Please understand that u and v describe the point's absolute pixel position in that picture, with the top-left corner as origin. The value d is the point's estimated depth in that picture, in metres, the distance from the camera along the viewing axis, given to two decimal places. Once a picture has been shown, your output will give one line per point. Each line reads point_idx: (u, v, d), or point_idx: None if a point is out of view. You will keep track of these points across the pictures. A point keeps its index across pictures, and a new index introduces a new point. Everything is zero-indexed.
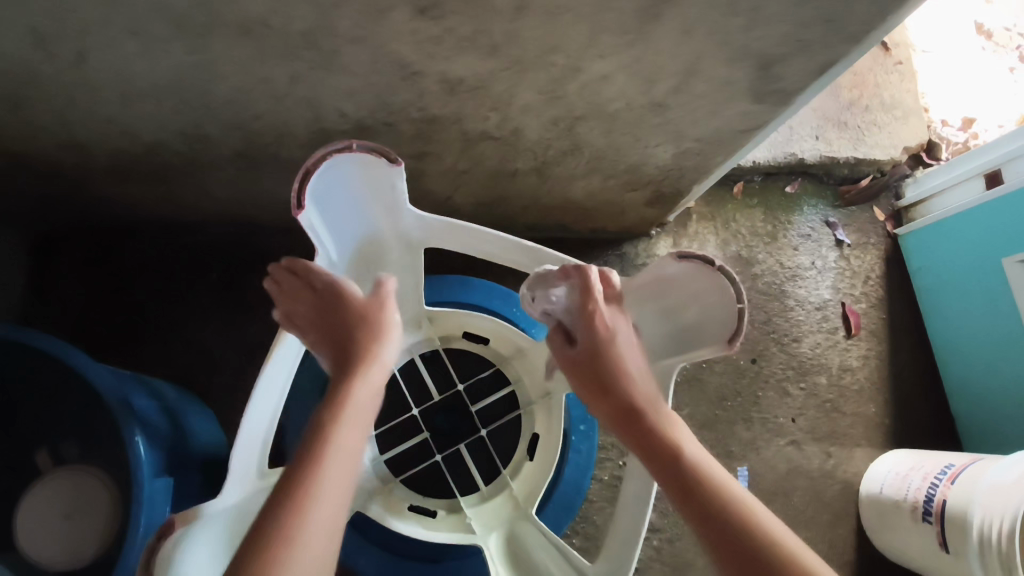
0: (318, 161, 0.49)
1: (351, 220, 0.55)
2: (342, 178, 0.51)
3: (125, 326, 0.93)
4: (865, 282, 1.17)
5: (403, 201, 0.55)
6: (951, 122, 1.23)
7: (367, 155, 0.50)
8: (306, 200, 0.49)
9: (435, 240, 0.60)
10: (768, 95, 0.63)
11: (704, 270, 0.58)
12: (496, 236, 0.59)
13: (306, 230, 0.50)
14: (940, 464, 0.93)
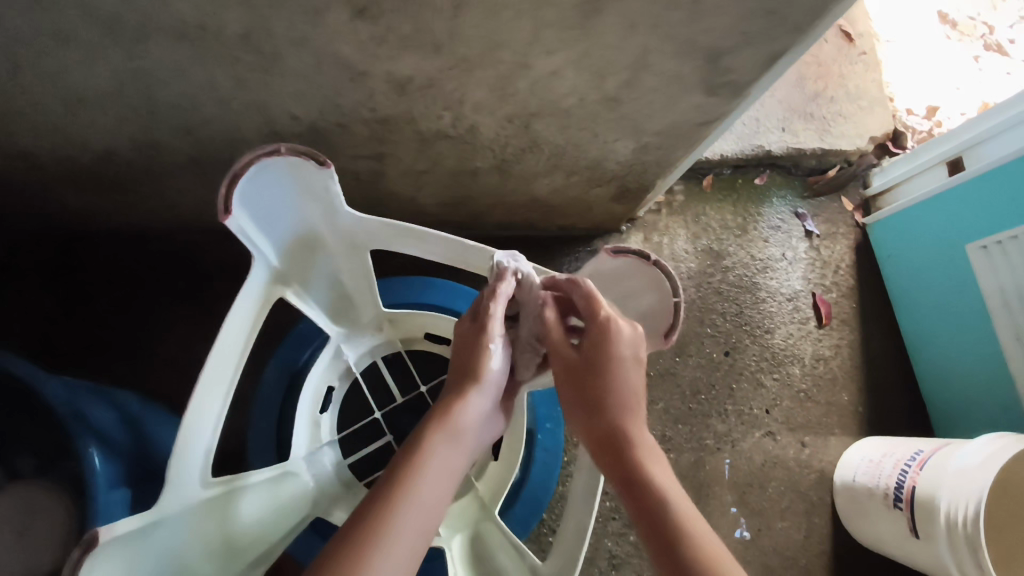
0: (244, 165, 0.45)
1: (287, 222, 0.52)
2: (275, 182, 0.48)
3: (84, 337, 0.91)
4: (836, 271, 1.18)
5: (341, 203, 0.53)
6: (916, 111, 1.24)
7: (298, 158, 0.47)
8: (236, 206, 0.46)
9: (378, 243, 0.59)
10: (720, 87, 0.63)
11: (641, 264, 0.61)
12: (445, 238, 0.58)
13: (237, 237, 0.47)
14: (910, 451, 0.94)
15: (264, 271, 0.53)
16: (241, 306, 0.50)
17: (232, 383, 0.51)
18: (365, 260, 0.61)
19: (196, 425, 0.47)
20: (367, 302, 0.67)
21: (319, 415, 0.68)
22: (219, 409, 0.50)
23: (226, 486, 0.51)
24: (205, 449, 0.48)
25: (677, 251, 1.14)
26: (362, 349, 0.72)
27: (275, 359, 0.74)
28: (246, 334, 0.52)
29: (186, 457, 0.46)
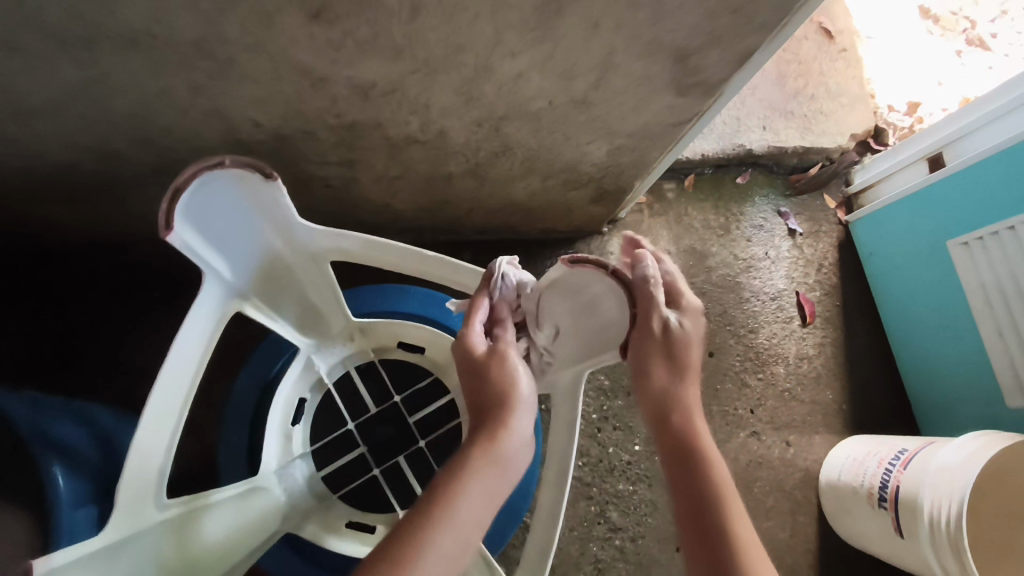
0: (188, 179, 0.44)
1: (239, 237, 0.51)
2: (221, 195, 0.47)
3: (55, 350, 0.90)
4: (819, 270, 1.17)
5: (294, 215, 0.52)
6: (898, 107, 1.24)
7: (243, 170, 0.46)
8: (178, 220, 0.45)
9: (339, 254, 0.58)
10: (690, 87, 0.62)
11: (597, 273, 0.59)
12: (399, 247, 0.58)
13: (182, 252, 0.46)
14: (895, 449, 0.93)
15: (218, 287, 0.52)
16: (191, 321, 0.50)
17: (186, 402, 0.51)
18: (327, 271, 0.60)
19: (146, 445, 0.47)
20: (335, 311, 0.67)
21: (290, 428, 0.70)
22: (173, 428, 0.50)
23: (185, 505, 0.50)
24: (157, 469, 0.48)
25: (659, 252, 1.13)
26: (333, 360, 0.73)
27: (245, 372, 0.74)
28: (199, 350, 0.52)
29: (136, 478, 0.46)
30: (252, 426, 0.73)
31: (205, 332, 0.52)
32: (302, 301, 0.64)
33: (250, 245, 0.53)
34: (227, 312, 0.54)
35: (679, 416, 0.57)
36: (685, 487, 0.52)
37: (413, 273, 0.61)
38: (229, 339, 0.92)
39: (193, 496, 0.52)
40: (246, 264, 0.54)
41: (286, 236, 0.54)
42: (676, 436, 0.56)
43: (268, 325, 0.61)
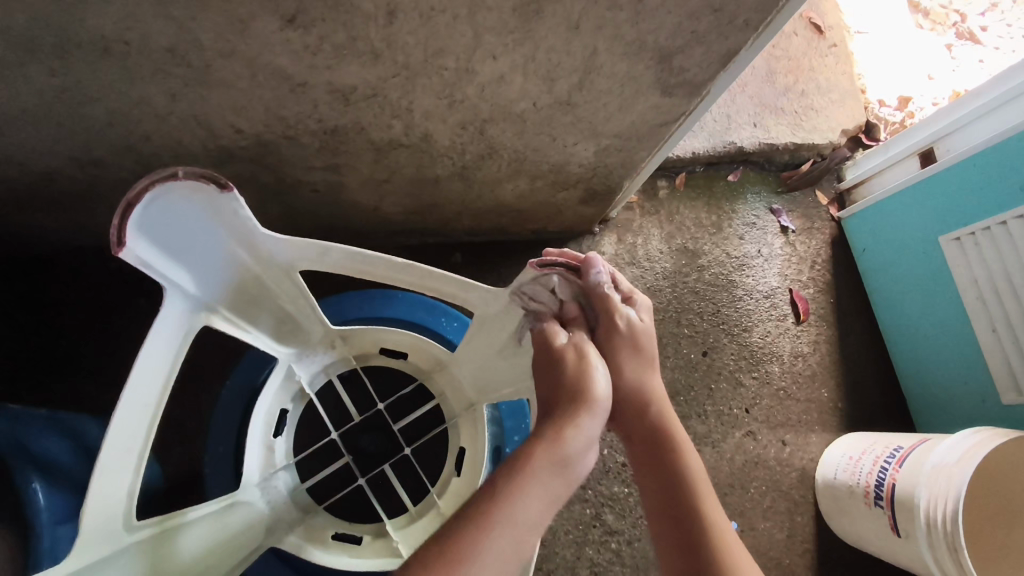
0: (139, 193, 0.43)
1: (201, 247, 0.50)
2: (178, 210, 0.46)
3: (41, 360, 0.89)
4: (812, 267, 1.17)
5: (255, 225, 0.50)
6: (889, 102, 1.23)
7: (197, 184, 0.45)
8: (131, 237, 0.44)
9: (307, 263, 0.56)
10: (675, 87, 0.62)
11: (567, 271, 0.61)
12: (367, 256, 0.54)
13: (137, 267, 0.46)
14: (890, 447, 0.93)
15: (181, 299, 0.52)
16: (154, 335, 0.50)
17: (154, 417, 0.51)
18: (296, 278, 0.59)
19: (113, 468, 0.47)
20: (307, 315, 0.66)
21: (272, 439, 0.70)
22: (141, 447, 0.50)
23: (157, 526, 0.51)
24: (126, 491, 0.48)
25: (651, 251, 1.12)
26: (314, 369, 0.73)
27: (232, 382, 0.74)
28: (166, 363, 0.52)
29: (105, 503, 0.46)
30: (238, 435, 0.73)
31: (170, 344, 0.52)
32: (279, 308, 0.63)
33: (214, 256, 0.52)
34: (194, 322, 0.54)
35: (656, 409, 0.62)
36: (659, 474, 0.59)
37: (389, 282, 0.57)
38: (218, 347, 0.91)
39: (164, 516, 0.53)
40: (211, 275, 0.53)
41: (250, 246, 0.53)
42: (652, 426, 0.62)
43: (240, 333, 0.61)
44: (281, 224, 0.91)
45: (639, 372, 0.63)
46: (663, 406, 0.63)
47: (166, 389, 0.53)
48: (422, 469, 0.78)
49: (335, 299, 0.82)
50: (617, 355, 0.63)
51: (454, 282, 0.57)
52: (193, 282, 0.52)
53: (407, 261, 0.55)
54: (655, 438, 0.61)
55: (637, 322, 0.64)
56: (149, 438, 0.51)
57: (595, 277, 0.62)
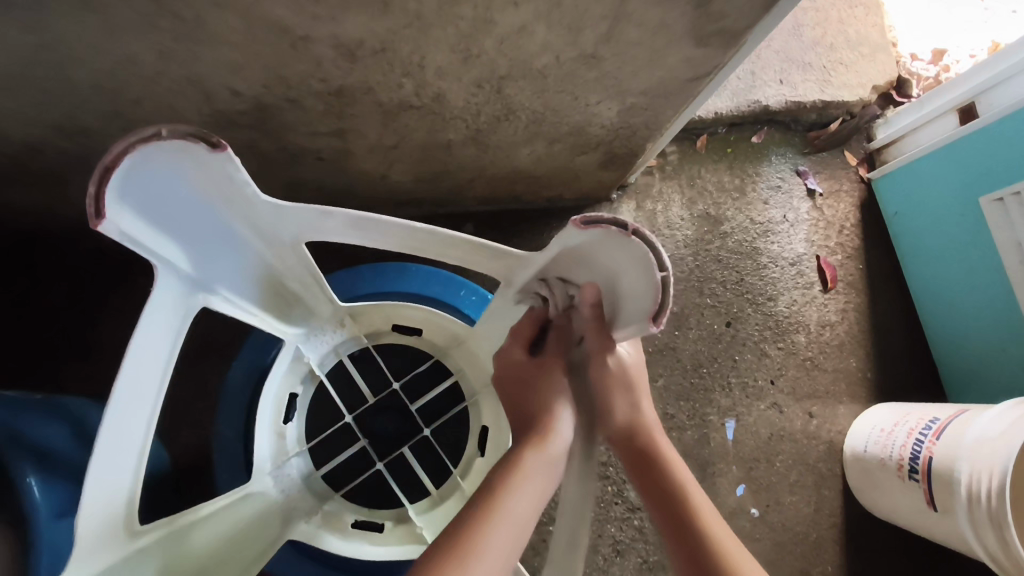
0: (117, 157, 0.38)
1: (191, 217, 0.46)
2: (163, 174, 0.41)
3: (42, 343, 0.86)
4: (840, 232, 1.11)
5: (254, 191, 0.45)
6: (922, 55, 1.16)
7: (187, 144, 0.40)
8: (109, 208, 0.39)
9: (314, 234, 0.51)
10: (710, 36, 0.56)
11: (616, 234, 0.44)
12: (376, 221, 0.48)
13: (118, 242, 0.41)
14: (925, 419, 0.89)
15: (172, 277, 0.47)
16: (147, 318, 0.45)
17: (151, 410, 0.48)
18: (301, 250, 0.54)
19: (114, 466, 0.44)
20: (314, 291, 0.62)
21: (283, 425, 0.67)
22: (140, 444, 0.47)
23: (166, 527, 0.48)
24: (125, 496, 0.45)
25: (672, 219, 1.08)
26: (323, 350, 0.69)
27: (239, 361, 0.71)
28: (162, 347, 0.48)
29: (103, 507, 0.42)
30: (247, 418, 0.70)
31: (165, 328, 0.48)
32: (284, 282, 0.59)
33: (209, 227, 0.47)
34: (187, 303, 0.50)
35: (646, 441, 0.62)
36: (665, 505, 0.58)
37: (404, 250, 0.53)
38: (225, 325, 0.88)
39: (174, 515, 0.49)
40: (206, 250, 0.49)
41: (247, 214, 0.48)
42: (644, 457, 0.61)
43: (242, 313, 0.56)
44: (283, 195, 0.86)
45: (628, 408, 0.62)
46: (655, 438, 0.62)
47: (163, 378, 0.49)
48: (442, 450, 0.74)
49: (344, 272, 0.79)
50: (611, 394, 0.61)
51: (479, 250, 0.52)
52: (184, 257, 0.48)
53: (423, 226, 0.49)
54: (650, 470, 0.61)
55: (627, 358, 0.63)
56: (147, 436, 0.47)
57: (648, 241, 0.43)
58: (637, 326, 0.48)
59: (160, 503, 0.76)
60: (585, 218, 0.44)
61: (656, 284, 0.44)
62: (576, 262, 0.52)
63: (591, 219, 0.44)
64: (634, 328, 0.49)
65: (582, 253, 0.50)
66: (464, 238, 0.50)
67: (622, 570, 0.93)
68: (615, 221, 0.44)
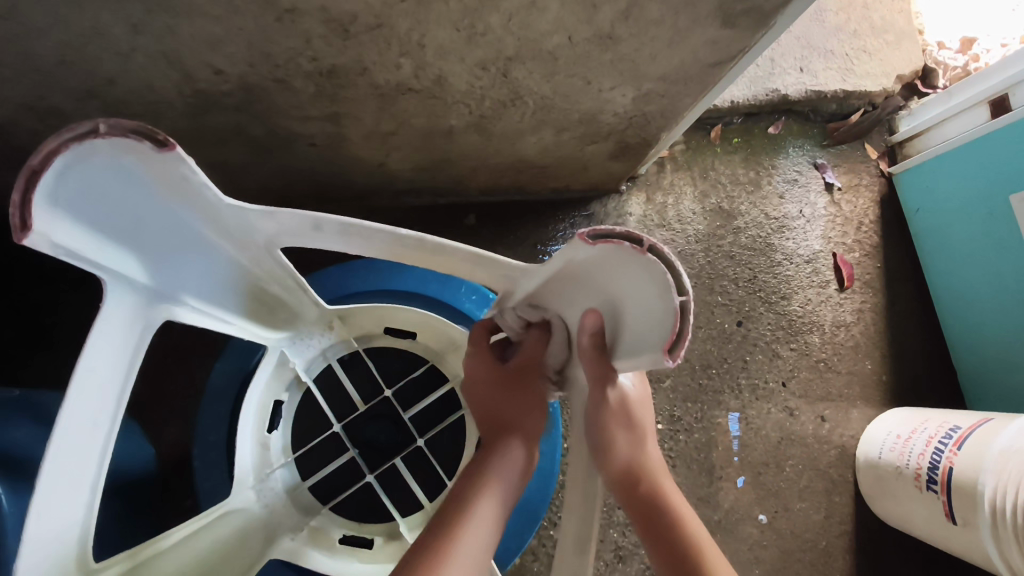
0: (47, 157, 0.35)
1: (144, 223, 0.42)
2: (104, 176, 0.38)
3: (31, 335, 0.84)
4: (858, 229, 1.07)
5: (213, 192, 0.41)
6: (949, 44, 1.10)
7: (127, 140, 0.36)
8: (40, 218, 0.35)
9: (290, 239, 0.47)
10: (739, 16, 0.51)
11: (632, 252, 0.40)
12: (359, 226, 0.44)
13: (53, 256, 0.37)
14: (944, 426, 0.84)
15: (129, 292, 0.44)
16: (98, 337, 0.41)
17: (108, 439, 0.43)
18: (279, 255, 0.50)
19: (64, 499, 0.40)
20: (297, 295, 0.58)
21: (266, 435, 0.65)
22: (94, 476, 0.43)
23: (125, 563, 0.44)
24: (77, 530, 0.41)
25: (683, 212, 1.03)
26: (311, 354, 0.66)
27: (221, 367, 0.70)
28: (122, 362, 0.44)
29: (48, 548, 0.39)
30: (231, 425, 0.69)
31: (122, 347, 0.44)
32: (264, 288, 0.55)
33: (167, 235, 0.44)
34: (150, 315, 0.46)
35: (647, 485, 0.57)
36: (670, 554, 0.53)
37: (391, 256, 0.48)
38: None
39: (137, 547, 0.46)
40: (167, 258, 0.45)
41: (211, 219, 0.44)
42: (644, 501, 0.56)
43: (216, 322, 0.53)
44: (275, 181, 0.82)
45: (628, 447, 0.57)
46: (657, 481, 0.58)
47: (121, 402, 0.45)
48: (437, 461, 0.71)
49: (337, 268, 0.75)
50: (612, 429, 0.56)
51: (476, 258, 0.47)
52: (140, 269, 0.44)
53: (412, 231, 0.45)
54: (654, 515, 0.55)
55: (628, 390, 0.59)
56: (105, 462, 0.43)
57: (661, 255, 0.39)
58: (647, 359, 0.42)
59: (141, 505, 0.73)
60: (595, 229, 0.41)
61: (673, 309, 0.39)
62: (583, 280, 0.48)
63: (600, 232, 0.41)
64: (641, 359, 0.43)
65: (590, 270, 0.46)
66: (454, 245, 0.45)
67: None
68: (627, 236, 0.40)
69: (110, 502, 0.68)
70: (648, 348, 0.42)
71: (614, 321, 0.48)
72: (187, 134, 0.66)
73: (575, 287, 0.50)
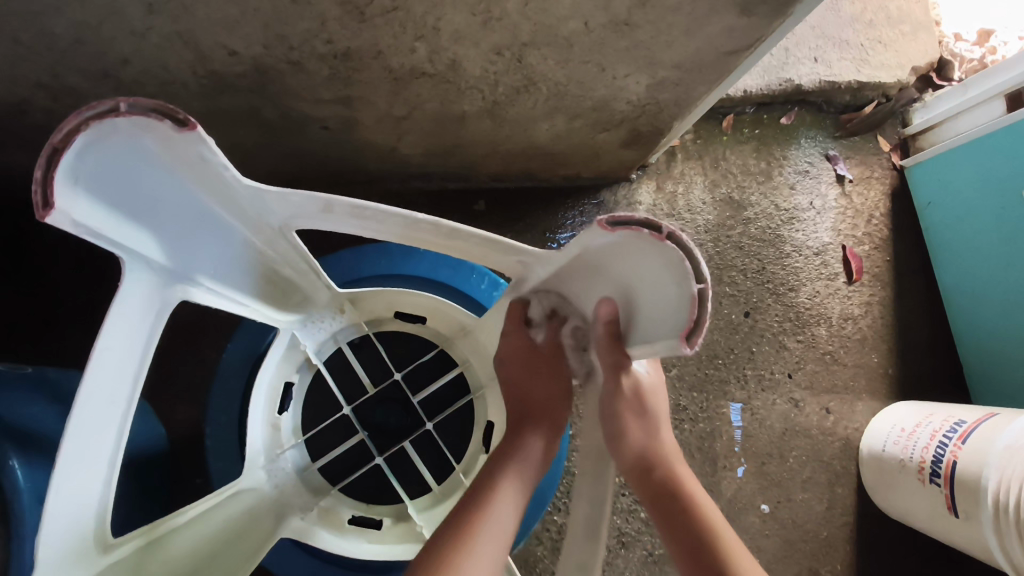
0: (69, 135, 0.35)
1: (162, 204, 0.42)
2: (124, 155, 0.38)
3: (44, 313, 0.85)
4: (869, 221, 1.06)
5: (231, 175, 0.41)
6: (967, 36, 1.09)
7: (146, 120, 0.36)
8: (60, 196, 0.36)
9: (305, 221, 0.47)
10: (758, 5, 0.51)
11: (650, 240, 0.40)
12: (373, 209, 0.44)
13: (73, 234, 0.37)
14: (950, 420, 0.84)
15: (146, 271, 0.44)
16: (117, 316, 0.42)
17: (125, 417, 0.44)
18: (294, 239, 0.50)
19: (81, 479, 0.40)
20: (310, 278, 0.58)
21: (277, 417, 0.65)
22: (112, 452, 0.43)
23: (141, 538, 0.45)
24: (95, 506, 0.42)
25: (693, 202, 1.03)
26: (322, 337, 0.67)
27: (233, 348, 0.71)
28: (139, 344, 0.45)
29: (68, 521, 0.40)
30: (242, 406, 0.70)
31: (139, 326, 0.45)
32: (278, 270, 0.56)
33: (184, 216, 0.44)
34: (167, 296, 0.47)
35: (662, 471, 0.58)
36: (682, 539, 0.54)
37: (405, 241, 0.48)
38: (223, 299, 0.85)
39: (152, 524, 0.47)
40: (184, 240, 0.46)
41: (228, 201, 0.44)
42: (660, 487, 0.57)
43: (230, 303, 0.53)
44: (286, 164, 0.82)
45: (642, 435, 0.58)
46: (671, 467, 0.58)
47: (139, 381, 0.45)
48: (445, 445, 0.71)
49: (348, 251, 0.76)
50: (623, 418, 0.57)
51: (491, 245, 0.47)
52: (158, 249, 0.44)
53: (428, 218, 0.45)
54: (667, 501, 0.56)
55: (642, 377, 0.59)
56: (122, 441, 0.44)
57: (681, 243, 0.39)
58: (664, 345, 0.42)
59: (151, 482, 0.74)
60: (615, 216, 0.41)
61: (691, 297, 0.39)
62: (601, 268, 0.48)
63: (619, 219, 0.41)
64: (657, 347, 0.43)
65: (606, 260, 0.46)
66: (466, 229, 0.45)
67: (627, 562, 0.90)
68: (647, 222, 0.40)
69: (121, 479, 0.69)
70: (666, 334, 0.42)
71: (628, 311, 0.48)
72: (200, 116, 0.66)
73: (591, 276, 0.50)
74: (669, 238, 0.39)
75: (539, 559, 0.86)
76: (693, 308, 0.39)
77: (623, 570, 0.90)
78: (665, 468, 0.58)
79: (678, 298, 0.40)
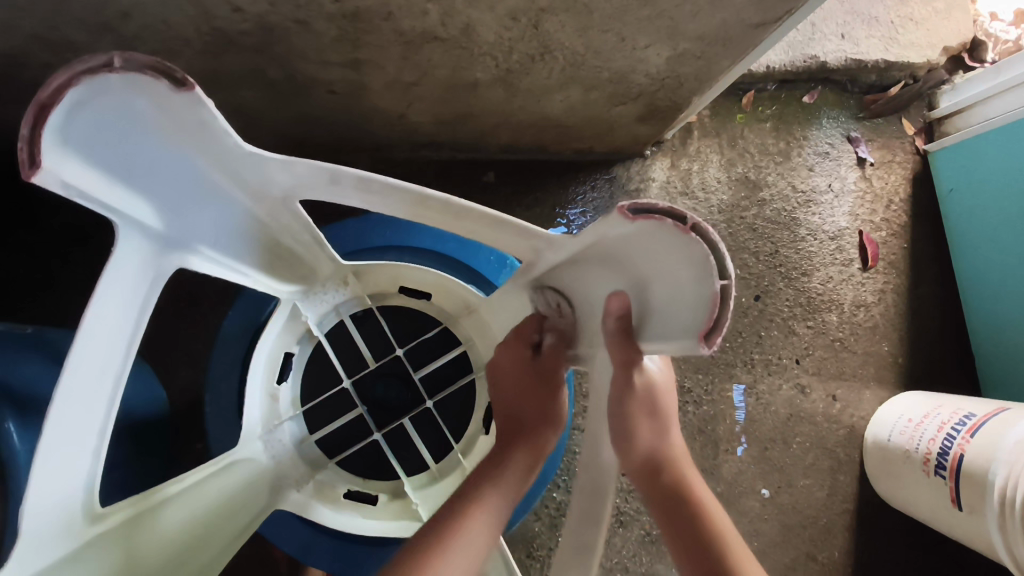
0: (57, 91, 0.33)
1: (157, 166, 0.41)
2: (115, 114, 0.36)
3: (46, 274, 0.84)
4: (888, 207, 1.04)
5: (232, 140, 0.40)
6: (1003, 16, 1.04)
7: (141, 78, 0.35)
8: (48, 155, 0.34)
9: (309, 192, 0.45)
10: None
11: (675, 233, 0.38)
12: (377, 182, 0.42)
13: (63, 196, 0.36)
14: (959, 412, 0.83)
15: (141, 237, 0.43)
16: (109, 284, 0.41)
17: (116, 387, 0.43)
18: (295, 208, 0.48)
19: (69, 452, 0.40)
20: (312, 248, 0.56)
21: (276, 387, 0.65)
22: (103, 422, 0.42)
23: (131, 509, 0.45)
24: (84, 476, 0.41)
25: (708, 180, 1.00)
26: (324, 309, 0.65)
27: (234, 316, 0.70)
28: (132, 313, 0.44)
29: (54, 493, 0.39)
30: (242, 375, 0.69)
31: (133, 295, 0.43)
32: (280, 241, 0.54)
33: (181, 182, 0.43)
34: (163, 265, 0.46)
35: (669, 474, 0.57)
36: (688, 542, 0.54)
37: (411, 217, 0.46)
38: None
39: (143, 494, 0.46)
40: (182, 206, 0.44)
41: (229, 168, 0.42)
42: (667, 489, 0.57)
43: (230, 272, 0.52)
44: (292, 128, 0.80)
45: (653, 436, 0.57)
46: (679, 469, 0.58)
47: (131, 349, 0.44)
48: (444, 422, 0.71)
49: (354, 221, 0.75)
50: (636, 416, 0.55)
51: (501, 225, 0.45)
52: (153, 216, 0.43)
53: (438, 195, 0.43)
54: (675, 504, 0.56)
55: (655, 375, 0.57)
56: (113, 411, 0.43)
57: (704, 236, 0.37)
58: (678, 344, 0.41)
59: (152, 446, 0.74)
60: (634, 205, 0.39)
61: (712, 295, 0.37)
62: (618, 258, 0.46)
63: (639, 207, 0.39)
64: (673, 343, 0.42)
65: (621, 248, 0.44)
66: (471, 207, 0.43)
67: (624, 541, 0.90)
68: (669, 213, 0.38)
69: (121, 442, 0.69)
70: (683, 332, 0.40)
71: (639, 302, 0.47)
72: (204, 76, 0.64)
73: (603, 265, 0.48)
74: (690, 230, 0.37)
75: (536, 535, 0.86)
76: (715, 305, 0.37)
77: (620, 548, 0.90)
78: (673, 472, 0.57)
79: (700, 292, 0.38)
